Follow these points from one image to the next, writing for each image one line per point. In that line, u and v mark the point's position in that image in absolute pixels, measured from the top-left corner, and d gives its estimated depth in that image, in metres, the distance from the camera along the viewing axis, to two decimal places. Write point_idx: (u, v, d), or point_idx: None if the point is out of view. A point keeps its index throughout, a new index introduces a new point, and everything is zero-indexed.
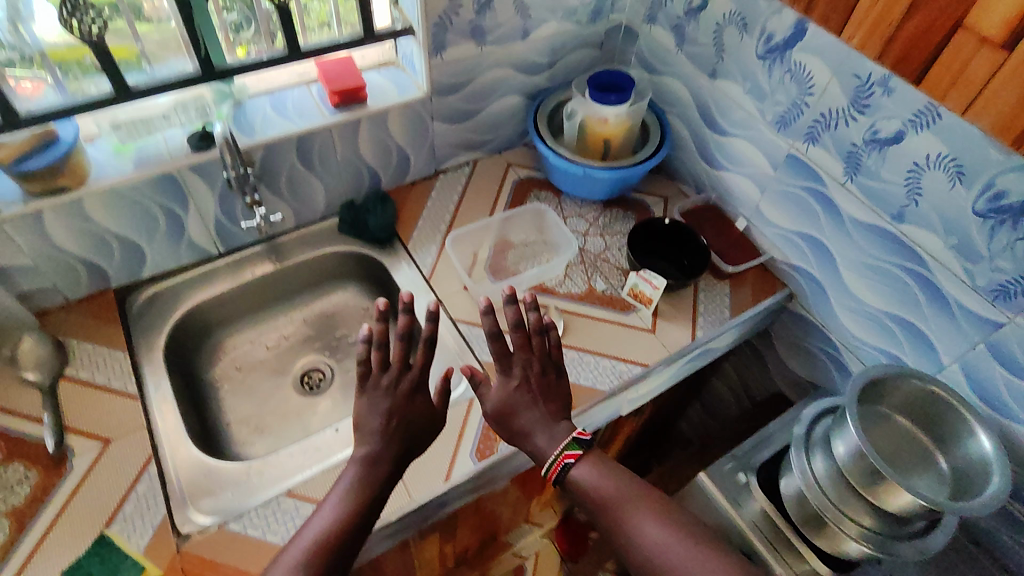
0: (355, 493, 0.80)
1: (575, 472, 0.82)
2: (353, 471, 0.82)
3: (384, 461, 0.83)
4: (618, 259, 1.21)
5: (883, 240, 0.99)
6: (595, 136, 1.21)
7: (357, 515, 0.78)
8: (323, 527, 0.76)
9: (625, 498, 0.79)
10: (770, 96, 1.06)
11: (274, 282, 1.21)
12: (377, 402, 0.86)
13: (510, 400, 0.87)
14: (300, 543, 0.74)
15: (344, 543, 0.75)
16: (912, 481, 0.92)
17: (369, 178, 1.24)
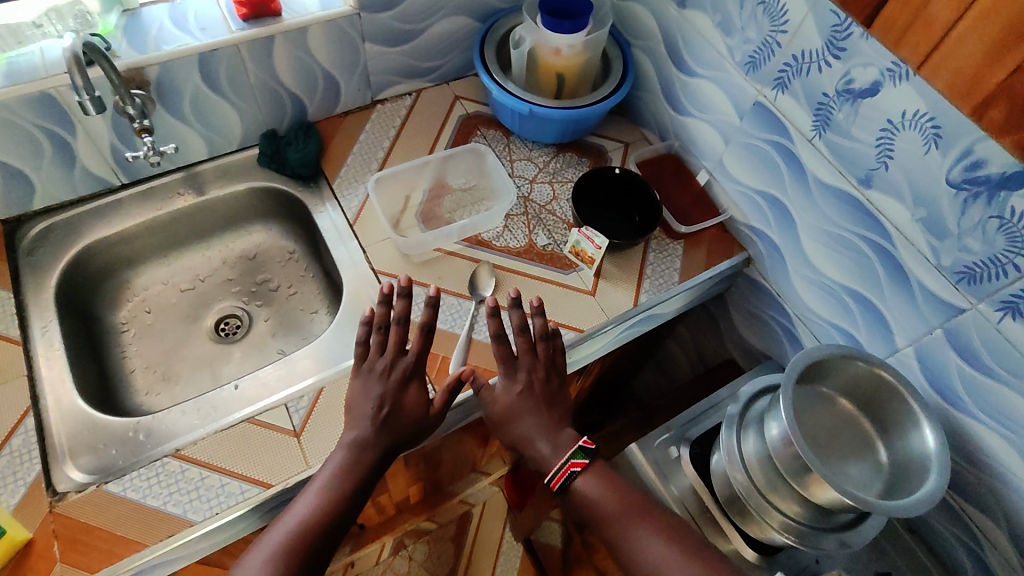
0: (341, 475, 0.79)
1: (579, 484, 0.86)
2: (343, 451, 0.81)
3: (371, 446, 0.81)
4: (564, 211, 1.11)
5: (847, 207, 0.88)
6: (547, 70, 1.07)
7: (344, 500, 0.78)
8: (309, 507, 0.76)
9: (630, 517, 0.83)
10: (739, 33, 0.92)
11: (188, 219, 1.11)
12: (371, 389, 0.85)
13: (514, 404, 0.90)
14: (285, 523, 0.75)
15: (325, 528, 0.75)
16: (844, 470, 0.85)
17: (294, 106, 1.11)
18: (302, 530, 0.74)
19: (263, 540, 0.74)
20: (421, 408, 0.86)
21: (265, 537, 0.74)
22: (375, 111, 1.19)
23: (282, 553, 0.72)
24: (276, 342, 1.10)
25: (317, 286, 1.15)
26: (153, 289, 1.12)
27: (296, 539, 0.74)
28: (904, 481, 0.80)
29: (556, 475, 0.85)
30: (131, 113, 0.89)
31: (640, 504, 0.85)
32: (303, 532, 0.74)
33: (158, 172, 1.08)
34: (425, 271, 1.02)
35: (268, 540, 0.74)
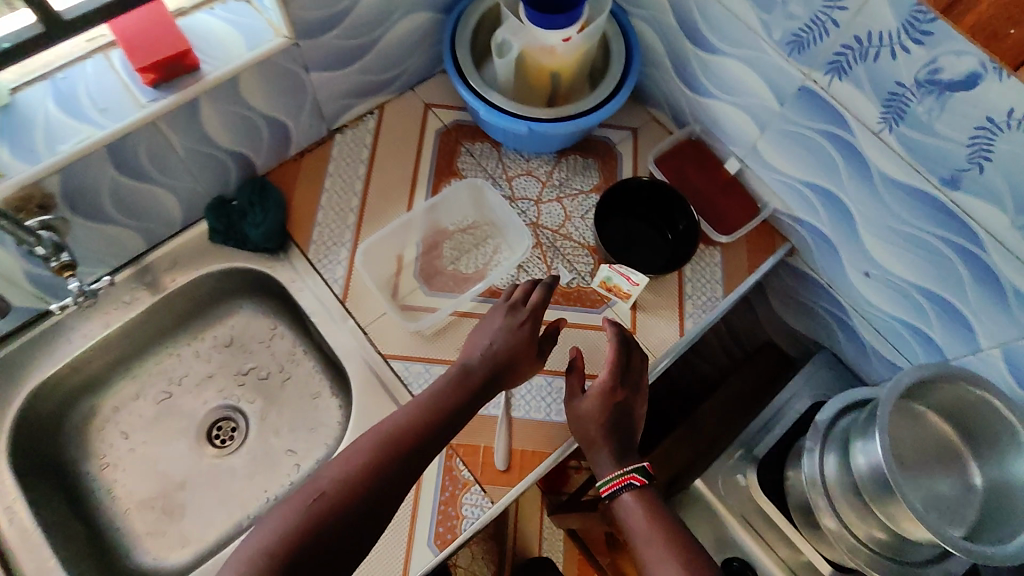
0: (438, 405, 0.74)
1: (622, 501, 0.77)
2: (450, 377, 0.77)
3: (474, 379, 0.77)
4: (582, 232, 0.95)
5: (923, 207, 0.76)
6: (541, 74, 0.89)
7: (440, 424, 0.73)
8: (401, 425, 0.71)
9: (661, 546, 0.71)
10: (780, 6, 0.74)
11: (144, 324, 0.93)
12: (495, 324, 0.82)
13: (608, 414, 0.80)
14: (379, 432, 0.70)
15: (413, 444, 0.70)
16: (932, 485, 0.79)
17: (238, 166, 0.91)
18: (393, 440, 0.69)
19: (354, 445, 0.69)
20: (529, 351, 0.81)
21: (357, 441, 0.70)
22: (335, 143, 0.99)
23: (373, 453, 0.68)
24: (283, 440, 0.96)
25: (313, 364, 0.99)
26: (125, 409, 0.96)
27: (386, 449, 0.68)
28: (1006, 509, 0.75)
29: (608, 481, 0.78)
30: (44, 255, 0.75)
31: (681, 538, 0.72)
32: (393, 446, 0.69)
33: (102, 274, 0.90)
34: (442, 343, 0.87)
35: (361, 442, 0.69)
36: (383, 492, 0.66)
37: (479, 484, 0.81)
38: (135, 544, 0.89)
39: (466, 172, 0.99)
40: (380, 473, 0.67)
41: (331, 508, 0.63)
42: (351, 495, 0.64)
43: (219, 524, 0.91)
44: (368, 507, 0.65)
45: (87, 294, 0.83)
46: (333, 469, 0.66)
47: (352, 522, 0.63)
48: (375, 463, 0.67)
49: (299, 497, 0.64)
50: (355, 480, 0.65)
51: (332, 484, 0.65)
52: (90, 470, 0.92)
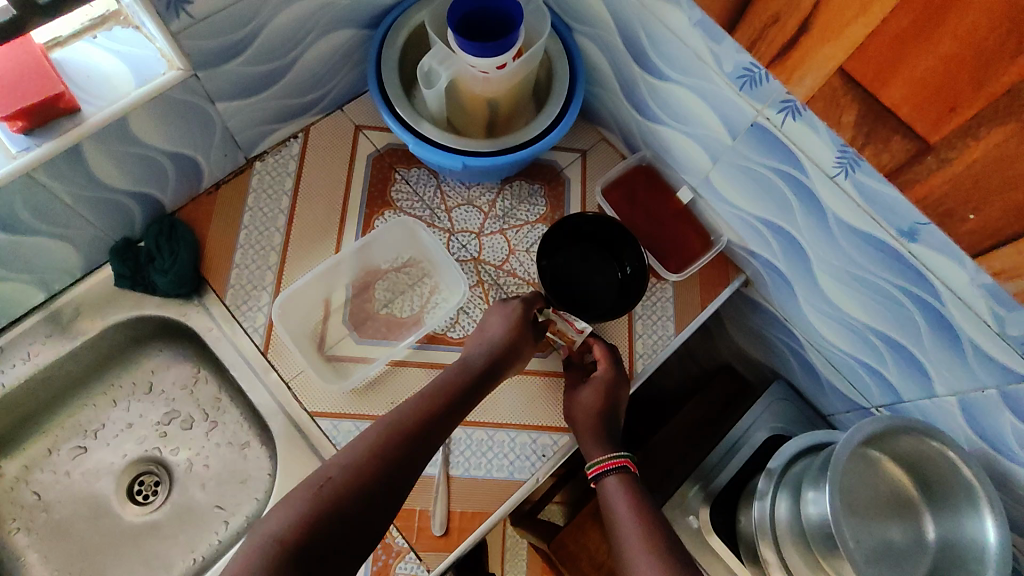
0: (451, 389, 0.71)
1: (607, 484, 0.75)
2: (463, 363, 0.74)
3: (485, 362, 0.74)
4: (527, 268, 0.90)
5: (881, 254, 0.70)
6: (475, 101, 0.82)
7: (454, 409, 0.70)
8: (413, 412, 0.67)
9: (639, 537, 0.68)
10: (730, 38, 0.68)
11: (50, 378, 0.86)
12: (502, 310, 0.79)
13: (606, 401, 0.78)
14: (394, 418, 0.65)
15: (428, 429, 0.66)
16: (885, 533, 0.75)
17: (142, 203, 0.82)
18: (408, 426, 0.65)
19: (366, 430, 0.64)
20: (532, 336, 0.79)
21: (369, 428, 0.64)
22: (255, 172, 0.90)
23: (386, 438, 0.63)
24: (210, 494, 0.89)
25: (239, 411, 0.91)
26: (36, 468, 0.88)
27: (402, 433, 0.64)
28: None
29: (595, 464, 0.76)
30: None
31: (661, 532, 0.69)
32: (408, 432, 0.65)
33: (5, 322, 0.83)
34: (374, 399, 0.80)
35: (375, 428, 0.64)
36: (402, 477, 0.62)
37: (413, 551, 0.75)
38: None
39: (401, 203, 0.91)
40: (399, 459, 0.63)
41: (349, 495, 0.58)
42: (369, 480, 0.60)
43: None
44: (386, 492, 0.60)
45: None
46: (345, 455, 0.61)
47: (371, 505, 0.59)
48: (392, 449, 0.63)
49: (313, 484, 0.58)
50: (371, 466, 0.60)
51: (346, 471, 0.59)
52: None
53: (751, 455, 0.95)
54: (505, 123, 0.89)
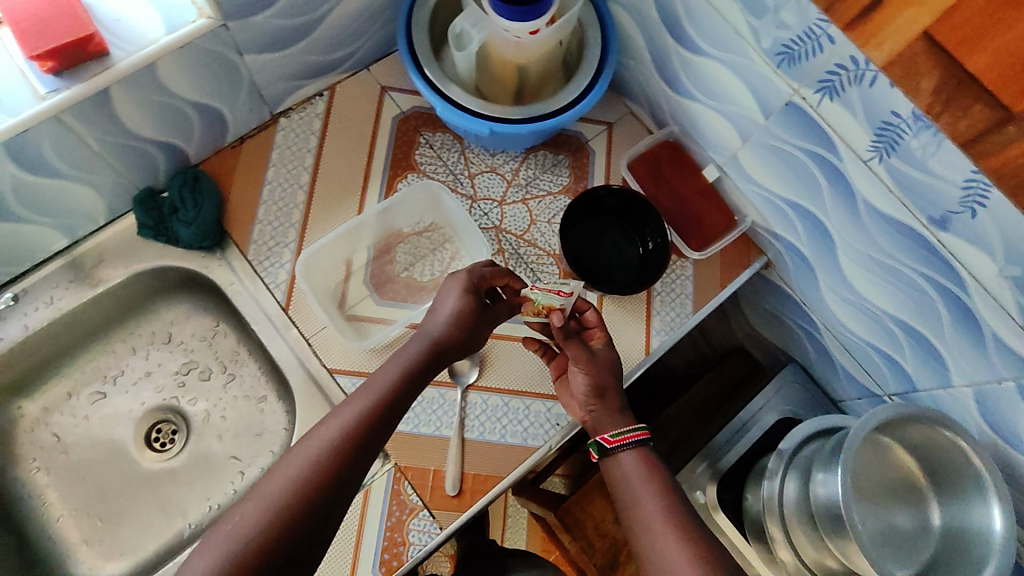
0: (380, 403, 0.67)
1: (622, 460, 0.73)
2: (395, 371, 0.69)
3: (417, 369, 0.70)
4: (548, 240, 0.89)
5: (909, 241, 0.70)
6: (505, 66, 0.81)
7: (385, 424, 0.66)
8: (337, 435, 0.63)
9: (661, 518, 0.67)
10: (772, 13, 0.66)
11: (72, 324, 0.87)
12: (445, 307, 0.74)
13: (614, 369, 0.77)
14: (312, 449, 0.62)
15: (356, 453, 0.63)
16: (890, 518, 0.76)
17: (167, 154, 0.83)
18: (332, 453, 0.62)
19: (284, 464, 0.61)
20: (473, 333, 0.74)
21: (286, 461, 0.61)
22: (279, 128, 0.90)
23: (308, 473, 0.60)
24: (227, 446, 0.91)
25: (256, 366, 0.92)
26: (56, 410, 0.90)
27: (325, 462, 0.61)
28: (953, 565, 0.73)
29: (617, 435, 0.74)
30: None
31: (682, 508, 0.69)
32: (330, 459, 0.61)
33: (28, 266, 0.84)
34: None
35: (293, 462, 0.61)
36: (327, 508, 0.60)
37: (427, 509, 0.77)
38: (68, 553, 0.85)
39: (425, 167, 0.91)
40: (321, 494, 0.60)
41: (263, 545, 0.56)
42: (284, 525, 0.57)
43: (159, 533, 0.86)
44: (308, 532, 0.58)
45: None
46: (261, 496, 0.58)
47: (291, 549, 0.57)
48: (313, 484, 0.60)
49: (225, 537, 0.56)
50: (287, 509, 0.58)
51: (260, 517, 0.57)
52: (18, 476, 0.87)
53: (760, 435, 0.96)
54: (533, 90, 0.87)
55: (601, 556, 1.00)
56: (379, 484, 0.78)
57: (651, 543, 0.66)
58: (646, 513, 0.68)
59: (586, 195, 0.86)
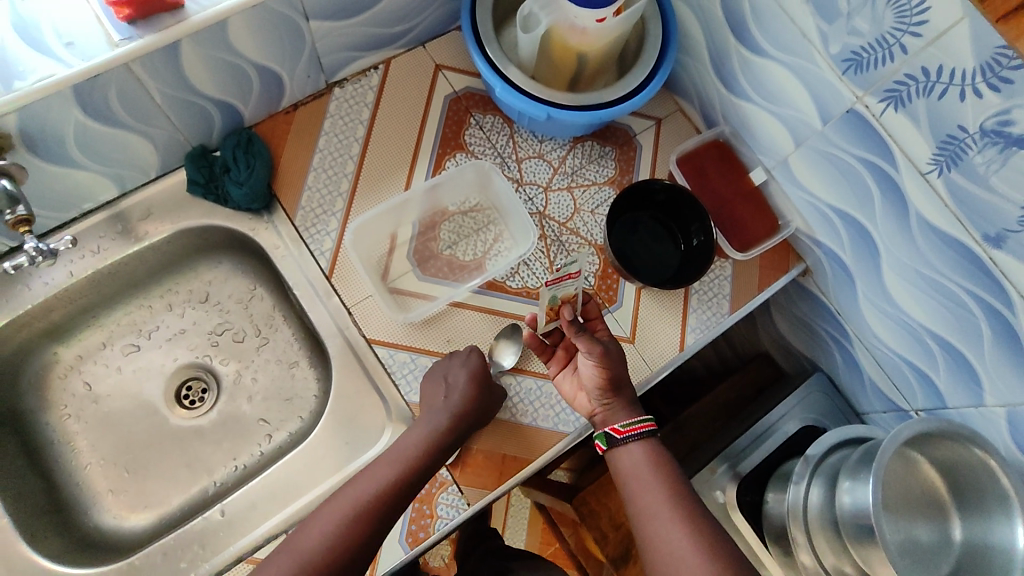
0: (400, 472, 0.70)
1: (629, 451, 0.73)
2: (414, 444, 0.72)
3: (434, 444, 0.72)
4: (590, 230, 0.90)
5: (958, 257, 0.70)
6: (566, 53, 0.81)
7: (403, 489, 0.70)
8: (357, 501, 0.68)
9: (667, 508, 0.68)
10: (844, 19, 0.67)
11: (113, 276, 0.87)
12: (457, 380, 0.76)
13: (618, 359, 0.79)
14: (333, 515, 0.67)
15: (375, 521, 0.67)
16: (911, 530, 0.76)
17: (223, 113, 0.83)
18: (351, 520, 0.67)
19: (309, 528, 0.67)
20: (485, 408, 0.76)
21: (313, 521, 0.67)
22: (333, 98, 0.91)
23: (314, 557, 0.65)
24: (255, 408, 0.91)
25: (291, 331, 0.93)
26: (90, 359, 0.91)
27: (345, 529, 0.66)
28: None
29: (631, 422, 0.74)
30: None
31: (690, 498, 0.69)
32: (350, 525, 0.66)
33: (75, 214, 0.84)
34: (431, 334, 0.82)
35: (317, 528, 0.66)
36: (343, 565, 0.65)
37: (456, 485, 0.78)
38: (93, 502, 0.85)
39: (474, 147, 0.91)
40: (337, 552, 0.65)
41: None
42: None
43: (183, 489, 0.87)
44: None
45: (39, 257, 0.69)
46: (288, 559, 0.65)
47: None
48: (332, 548, 0.65)
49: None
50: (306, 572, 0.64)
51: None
52: (48, 421, 0.87)
53: (783, 441, 0.96)
54: (589, 79, 0.88)
55: (615, 547, 1.00)
56: None
57: (656, 534, 0.67)
58: (649, 503, 0.69)
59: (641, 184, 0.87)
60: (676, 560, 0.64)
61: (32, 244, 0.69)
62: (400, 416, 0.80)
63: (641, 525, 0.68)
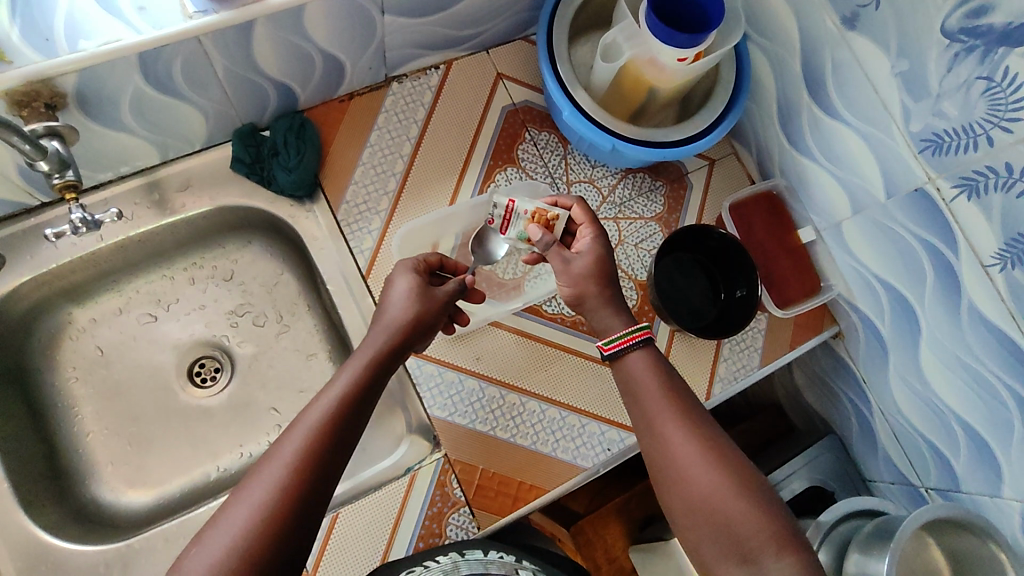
0: (352, 389, 0.60)
1: (626, 361, 0.68)
2: (359, 363, 0.63)
3: (378, 358, 0.64)
4: (631, 263, 0.89)
5: (1005, 354, 0.68)
6: (638, 86, 0.80)
7: (360, 404, 0.60)
8: (313, 427, 0.56)
9: (670, 419, 0.63)
10: (932, 100, 0.66)
11: (141, 243, 0.85)
12: (397, 295, 0.70)
13: (609, 263, 0.73)
14: (290, 447, 0.55)
15: (338, 436, 0.57)
16: None
17: (279, 94, 0.81)
18: (312, 444, 0.55)
19: (261, 470, 0.53)
20: (433, 319, 0.70)
21: (266, 461, 0.54)
22: (390, 92, 0.88)
23: (281, 488, 0.52)
24: (267, 395, 0.89)
25: (313, 322, 0.91)
26: (104, 324, 0.88)
27: (307, 455, 0.54)
28: None
29: (616, 339, 0.68)
30: (44, 169, 0.66)
31: (694, 409, 0.64)
32: (308, 451, 0.55)
33: (112, 176, 0.81)
34: (462, 349, 0.81)
35: (272, 464, 0.53)
36: (317, 494, 0.54)
37: (468, 506, 0.77)
38: (92, 471, 0.83)
39: (526, 164, 0.90)
40: (305, 483, 0.53)
41: (258, 554, 0.49)
42: (274, 530, 0.50)
43: (185, 470, 0.85)
44: (299, 526, 0.52)
45: (83, 228, 0.70)
46: (247, 505, 0.51)
47: (293, 553, 0.51)
48: (298, 480, 0.53)
49: (212, 552, 0.49)
50: (275, 512, 0.51)
51: (250, 525, 0.50)
52: (55, 382, 0.85)
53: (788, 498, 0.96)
54: (654, 113, 0.86)
55: None
56: (426, 473, 0.77)
57: (661, 446, 0.62)
58: (652, 414, 0.64)
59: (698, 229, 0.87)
60: (683, 470, 0.60)
61: (78, 214, 0.70)
62: (421, 430, 0.80)
63: (645, 435, 0.64)
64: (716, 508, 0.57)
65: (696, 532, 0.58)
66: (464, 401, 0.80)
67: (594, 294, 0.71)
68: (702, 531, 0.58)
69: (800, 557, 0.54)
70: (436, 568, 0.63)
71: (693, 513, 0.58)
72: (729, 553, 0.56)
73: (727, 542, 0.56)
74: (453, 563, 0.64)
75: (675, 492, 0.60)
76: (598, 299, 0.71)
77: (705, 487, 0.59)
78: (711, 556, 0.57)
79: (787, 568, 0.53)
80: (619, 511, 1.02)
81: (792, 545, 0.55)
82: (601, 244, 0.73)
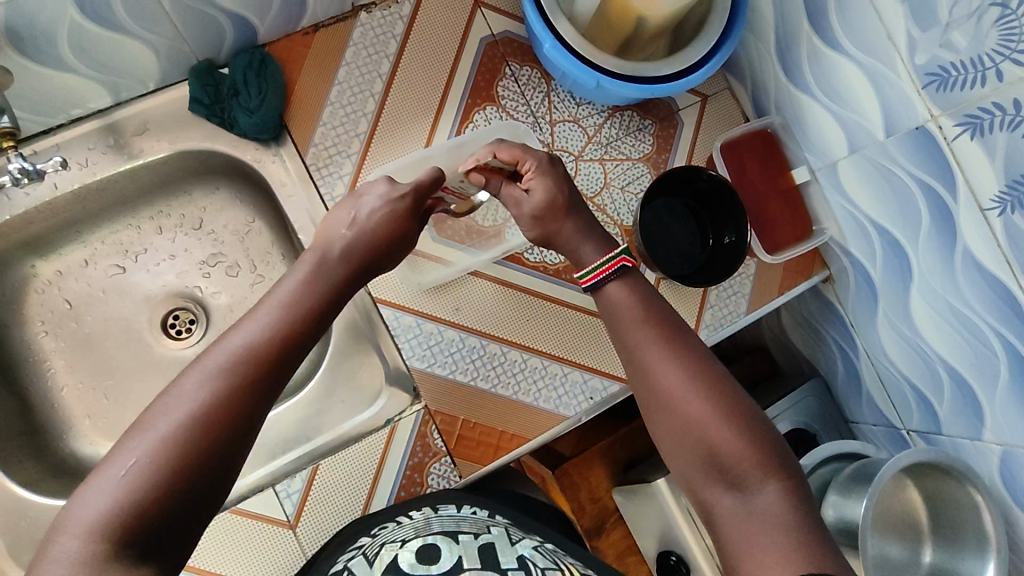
0: (296, 304, 0.57)
1: (609, 289, 0.65)
2: (304, 278, 0.59)
3: (331, 276, 0.60)
4: (617, 208, 0.85)
5: (997, 300, 0.66)
6: (626, 15, 0.74)
7: (309, 321, 0.57)
8: (253, 338, 0.53)
9: (657, 347, 0.61)
10: (941, 29, 0.62)
11: (103, 191, 0.80)
12: (364, 208, 0.65)
13: (563, 188, 0.68)
14: (219, 356, 0.51)
15: (283, 351, 0.54)
16: (884, 546, 0.73)
17: (236, 27, 0.75)
18: (248, 357, 0.52)
19: (191, 374, 0.50)
20: (408, 236, 0.66)
21: (194, 366, 0.51)
22: (358, 23, 0.82)
23: (218, 407, 0.49)
24: None
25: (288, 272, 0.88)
26: (71, 276, 0.85)
27: (244, 369, 0.51)
28: None
29: (589, 271, 0.66)
30: None
31: (681, 336, 0.62)
32: (249, 366, 0.52)
33: (63, 120, 0.76)
34: (441, 299, 0.79)
35: (201, 368, 0.50)
36: (256, 412, 0.51)
37: (449, 456, 0.77)
38: (68, 425, 0.82)
39: (506, 101, 0.84)
40: (242, 400, 0.50)
41: (190, 468, 0.47)
42: (204, 450, 0.48)
43: None
44: (236, 439, 0.50)
45: (24, 178, 0.66)
46: (176, 406, 0.48)
47: (223, 469, 0.49)
48: (232, 401, 0.50)
49: (139, 462, 0.46)
50: (202, 427, 0.48)
51: (178, 434, 0.47)
52: (24, 337, 0.83)
53: None
54: (643, 46, 0.80)
55: (590, 518, 1.02)
56: (407, 422, 0.77)
57: (649, 375, 0.61)
58: (639, 341, 0.62)
59: (681, 173, 0.84)
60: (671, 397, 0.59)
61: (17, 164, 0.66)
62: (400, 381, 0.79)
63: (631, 363, 0.63)
64: (704, 437, 0.57)
65: (683, 458, 0.58)
66: (443, 352, 0.78)
67: (568, 240, 0.69)
68: (690, 459, 0.57)
69: (785, 483, 0.55)
70: (408, 524, 0.63)
71: (681, 440, 0.58)
72: (718, 479, 0.56)
73: (716, 467, 0.56)
74: (426, 517, 0.63)
75: (663, 422, 0.59)
76: (579, 245, 0.68)
77: (693, 415, 0.58)
78: (698, 482, 0.57)
79: (771, 494, 0.54)
80: (604, 454, 1.03)
81: (779, 473, 0.55)
82: (547, 176, 0.68)
